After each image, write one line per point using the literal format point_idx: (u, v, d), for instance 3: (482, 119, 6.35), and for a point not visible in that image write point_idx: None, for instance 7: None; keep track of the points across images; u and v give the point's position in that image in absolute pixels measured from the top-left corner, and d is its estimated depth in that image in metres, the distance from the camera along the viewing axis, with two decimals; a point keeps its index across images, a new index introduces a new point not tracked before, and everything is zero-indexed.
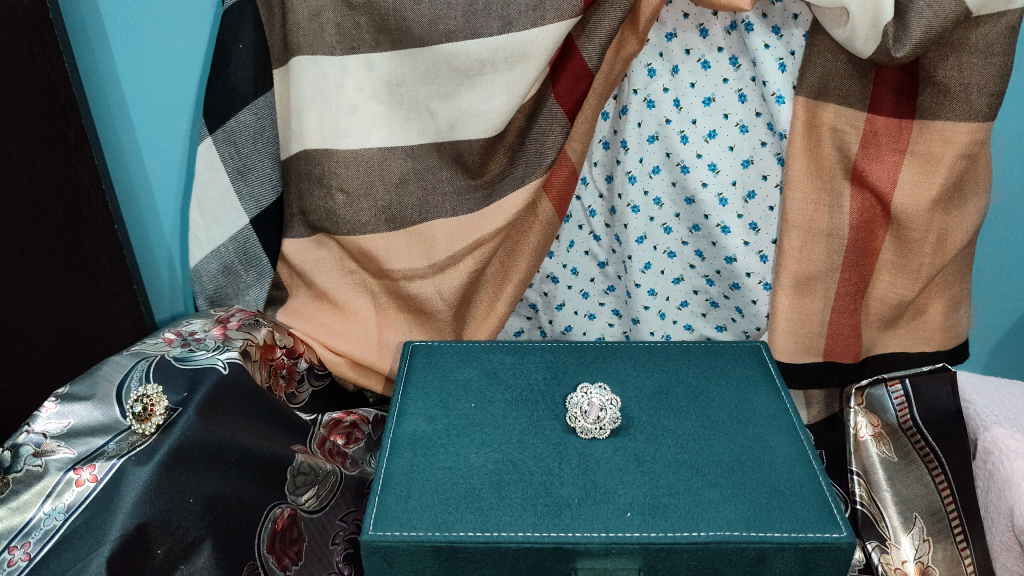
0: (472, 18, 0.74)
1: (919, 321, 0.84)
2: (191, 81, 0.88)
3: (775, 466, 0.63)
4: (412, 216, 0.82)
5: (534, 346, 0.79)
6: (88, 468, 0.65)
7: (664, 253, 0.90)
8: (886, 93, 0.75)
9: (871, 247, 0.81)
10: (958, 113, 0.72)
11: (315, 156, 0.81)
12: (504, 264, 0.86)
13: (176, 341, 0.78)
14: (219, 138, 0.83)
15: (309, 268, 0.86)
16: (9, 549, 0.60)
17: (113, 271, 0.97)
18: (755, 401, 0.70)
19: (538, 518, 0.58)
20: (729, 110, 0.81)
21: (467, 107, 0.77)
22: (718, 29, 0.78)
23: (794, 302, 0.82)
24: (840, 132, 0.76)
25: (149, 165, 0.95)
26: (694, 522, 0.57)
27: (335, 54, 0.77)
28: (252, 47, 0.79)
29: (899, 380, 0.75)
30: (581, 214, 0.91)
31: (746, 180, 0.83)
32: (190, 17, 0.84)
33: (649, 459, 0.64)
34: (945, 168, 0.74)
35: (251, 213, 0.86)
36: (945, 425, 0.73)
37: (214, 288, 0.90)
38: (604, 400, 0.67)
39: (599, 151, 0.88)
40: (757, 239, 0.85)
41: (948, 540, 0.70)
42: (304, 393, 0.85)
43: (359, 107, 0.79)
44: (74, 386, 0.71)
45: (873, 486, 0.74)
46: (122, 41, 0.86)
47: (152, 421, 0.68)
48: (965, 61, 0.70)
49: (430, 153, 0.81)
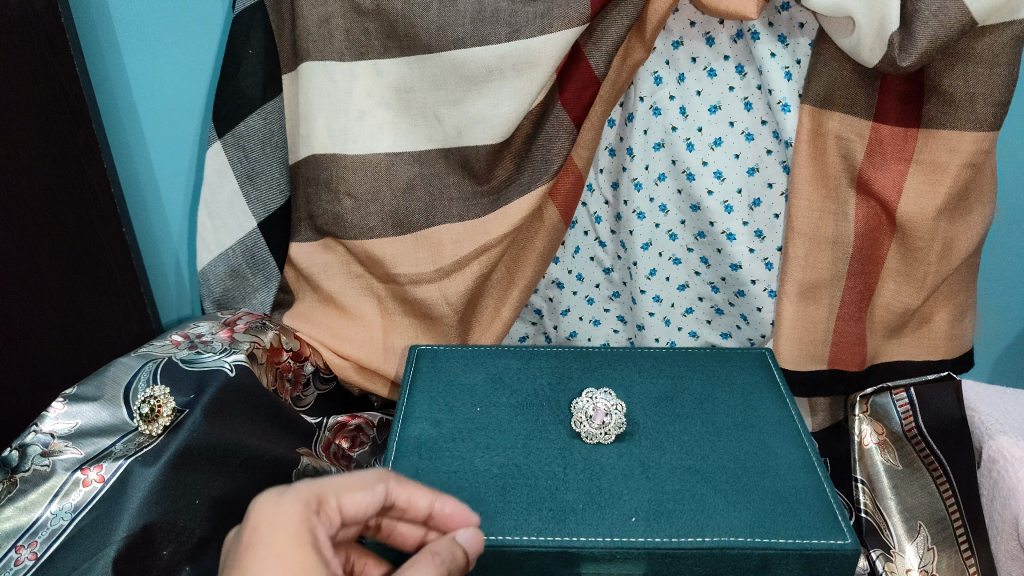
0: (480, 26, 0.74)
1: (924, 329, 0.84)
2: (201, 86, 0.89)
3: (780, 473, 0.63)
4: (419, 220, 0.82)
5: (539, 351, 0.79)
6: (95, 468, 0.65)
7: (670, 260, 0.90)
8: (892, 100, 0.75)
9: (876, 254, 0.81)
10: (964, 123, 0.71)
11: (323, 161, 0.81)
12: (509, 270, 0.87)
13: (183, 342, 0.79)
14: (227, 142, 0.83)
15: (316, 271, 0.87)
16: (17, 548, 0.60)
17: (122, 276, 0.98)
18: (759, 408, 0.70)
19: (543, 523, 0.58)
20: (734, 118, 0.82)
21: (475, 113, 0.78)
22: (724, 37, 0.79)
23: (799, 310, 0.83)
24: (845, 140, 0.76)
25: (158, 169, 0.96)
26: (699, 528, 0.58)
27: (343, 60, 0.78)
28: (262, 52, 0.80)
29: (904, 389, 0.75)
30: (586, 220, 0.92)
31: (751, 188, 0.84)
32: (202, 23, 0.85)
33: (655, 465, 0.64)
34: (950, 177, 0.74)
35: (259, 217, 0.86)
36: (949, 434, 0.73)
37: (221, 291, 0.90)
38: (609, 405, 0.67)
39: (605, 158, 0.89)
40: (763, 246, 0.86)
41: (953, 549, 0.70)
42: (309, 397, 0.87)
43: (368, 113, 0.79)
44: (82, 388, 0.71)
45: (877, 494, 0.74)
46: (133, 47, 0.87)
47: (159, 422, 0.68)
48: (970, 70, 0.69)
49: (439, 157, 0.81)
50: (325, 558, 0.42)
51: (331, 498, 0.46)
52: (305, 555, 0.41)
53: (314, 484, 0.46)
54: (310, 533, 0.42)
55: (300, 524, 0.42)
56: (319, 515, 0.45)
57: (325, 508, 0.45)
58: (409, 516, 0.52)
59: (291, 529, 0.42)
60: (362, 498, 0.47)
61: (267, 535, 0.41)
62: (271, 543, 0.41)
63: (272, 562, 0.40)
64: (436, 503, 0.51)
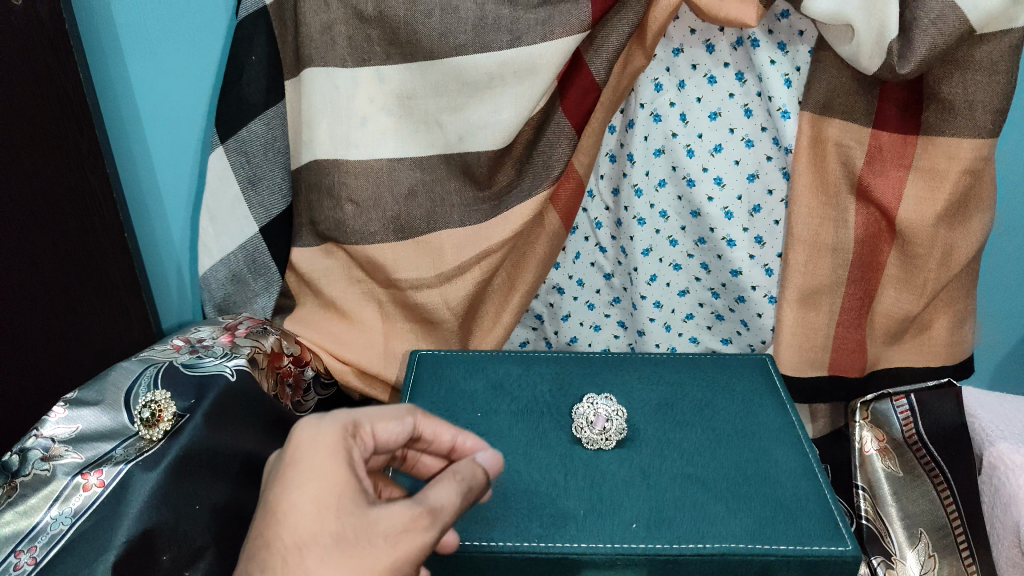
0: (481, 33, 0.74)
1: (924, 336, 0.84)
2: (204, 92, 0.90)
3: (781, 480, 0.63)
4: (421, 225, 0.82)
5: (539, 356, 0.79)
6: (95, 473, 0.65)
7: (670, 266, 0.91)
8: (891, 108, 0.76)
9: (876, 261, 0.82)
10: (962, 130, 0.71)
11: (325, 167, 0.80)
12: (510, 275, 0.87)
13: (184, 348, 0.79)
14: (230, 147, 0.83)
15: (318, 276, 0.87)
16: (16, 553, 0.59)
17: (124, 283, 0.99)
18: (760, 414, 0.70)
19: (543, 529, 0.58)
20: (734, 125, 0.82)
21: (476, 119, 0.78)
22: (725, 45, 0.79)
23: (799, 317, 0.83)
24: (845, 147, 0.77)
25: (160, 176, 0.97)
26: (700, 535, 0.58)
27: (346, 66, 0.78)
28: (264, 59, 0.80)
29: (904, 395, 0.75)
30: (587, 226, 0.92)
31: (751, 194, 0.84)
32: (205, 30, 0.86)
33: (655, 471, 0.64)
34: (950, 184, 0.74)
35: (261, 222, 0.87)
36: (949, 439, 0.73)
37: (222, 296, 0.90)
38: (609, 411, 0.67)
39: (605, 164, 0.89)
40: (762, 253, 0.86)
41: (954, 556, 0.71)
42: (310, 401, 0.88)
43: (369, 119, 0.80)
44: (84, 391, 0.71)
45: (878, 500, 0.74)
46: (136, 53, 0.88)
47: (160, 427, 0.68)
48: (969, 78, 0.70)
49: (440, 164, 0.82)
50: (358, 475, 0.48)
51: (366, 425, 0.52)
52: (340, 470, 0.47)
53: (351, 413, 0.53)
54: (345, 451, 0.49)
55: (337, 443, 0.49)
56: (355, 439, 0.51)
57: (361, 433, 0.52)
58: (435, 449, 0.59)
59: (328, 448, 0.48)
60: (392, 427, 0.54)
61: (310, 451, 0.48)
62: (313, 455, 0.48)
63: (313, 476, 0.46)
64: (457, 437, 0.58)
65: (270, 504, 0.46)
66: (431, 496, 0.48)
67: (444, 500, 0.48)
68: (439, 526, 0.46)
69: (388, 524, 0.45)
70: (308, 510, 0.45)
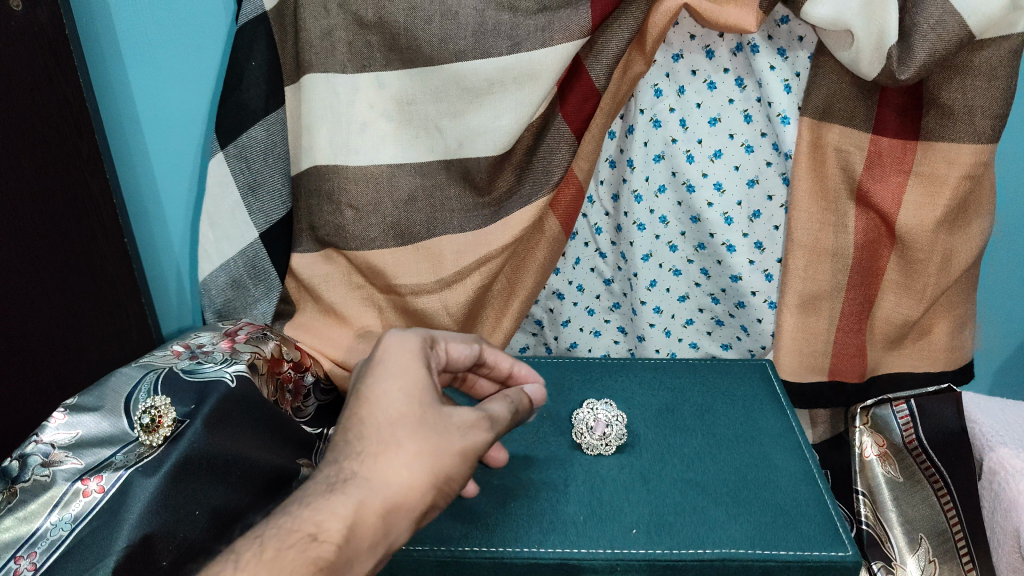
0: (482, 38, 0.74)
1: (924, 342, 0.84)
2: (203, 97, 0.90)
3: (781, 485, 0.63)
4: (421, 231, 0.82)
5: (539, 362, 0.79)
6: (96, 478, 0.65)
7: (670, 271, 0.91)
8: (891, 113, 0.76)
9: (876, 266, 0.81)
10: (963, 135, 0.71)
11: (325, 172, 0.81)
12: (510, 281, 0.87)
13: (183, 354, 0.78)
14: (229, 152, 0.84)
15: (317, 282, 0.86)
16: (16, 559, 0.60)
17: (124, 290, 0.98)
18: (760, 420, 0.70)
19: (543, 535, 0.58)
20: (734, 130, 0.82)
21: (476, 124, 0.78)
22: (724, 50, 0.79)
23: (799, 322, 0.83)
24: (845, 152, 0.77)
25: (161, 181, 0.96)
26: (700, 540, 0.57)
27: (346, 71, 0.78)
28: (264, 65, 0.81)
29: (904, 400, 0.75)
30: (586, 231, 0.92)
31: (751, 200, 0.85)
32: (205, 36, 0.86)
33: (655, 477, 0.64)
34: (950, 189, 0.74)
35: (261, 227, 0.87)
36: (949, 444, 0.73)
37: (222, 301, 0.90)
38: (609, 417, 0.68)
39: (605, 170, 0.89)
40: (762, 258, 0.86)
41: (954, 562, 0.71)
42: (309, 407, 0.87)
43: (369, 125, 0.80)
44: (83, 398, 0.70)
45: (878, 505, 0.74)
46: (136, 59, 0.88)
47: (160, 432, 0.68)
48: (969, 83, 0.70)
49: (440, 169, 0.81)
50: (433, 376, 0.54)
51: (441, 341, 0.59)
52: (421, 368, 0.53)
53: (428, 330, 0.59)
54: (425, 357, 0.55)
55: (419, 348, 0.55)
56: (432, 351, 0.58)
57: (436, 347, 0.58)
58: (493, 374, 0.66)
59: (411, 352, 0.54)
60: (462, 348, 0.60)
61: (395, 354, 0.54)
62: (399, 355, 0.54)
63: (398, 372, 0.53)
64: (516, 366, 0.65)
65: (360, 394, 0.52)
66: (490, 406, 0.54)
67: (500, 411, 0.54)
68: (497, 430, 0.52)
69: (460, 419, 0.51)
70: (396, 395, 0.51)
